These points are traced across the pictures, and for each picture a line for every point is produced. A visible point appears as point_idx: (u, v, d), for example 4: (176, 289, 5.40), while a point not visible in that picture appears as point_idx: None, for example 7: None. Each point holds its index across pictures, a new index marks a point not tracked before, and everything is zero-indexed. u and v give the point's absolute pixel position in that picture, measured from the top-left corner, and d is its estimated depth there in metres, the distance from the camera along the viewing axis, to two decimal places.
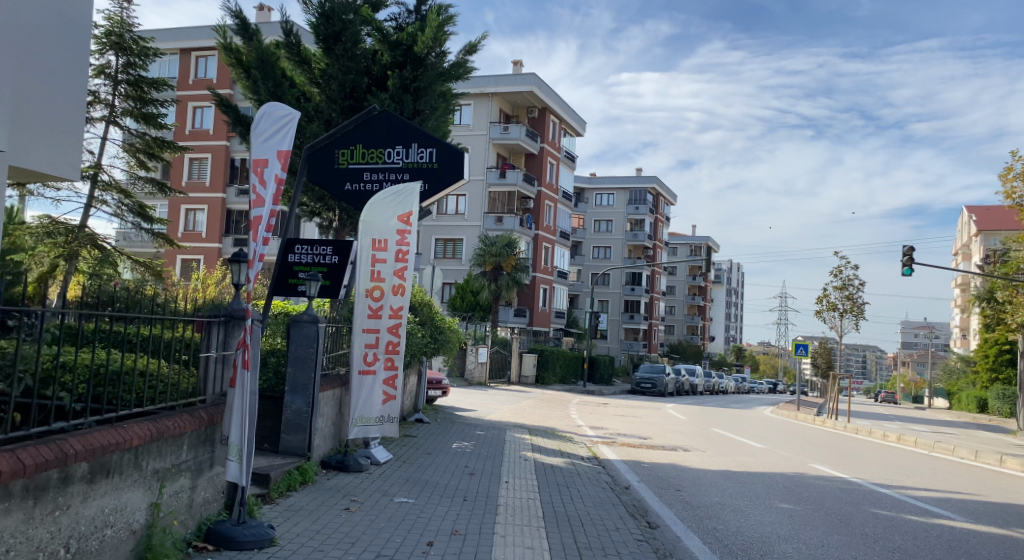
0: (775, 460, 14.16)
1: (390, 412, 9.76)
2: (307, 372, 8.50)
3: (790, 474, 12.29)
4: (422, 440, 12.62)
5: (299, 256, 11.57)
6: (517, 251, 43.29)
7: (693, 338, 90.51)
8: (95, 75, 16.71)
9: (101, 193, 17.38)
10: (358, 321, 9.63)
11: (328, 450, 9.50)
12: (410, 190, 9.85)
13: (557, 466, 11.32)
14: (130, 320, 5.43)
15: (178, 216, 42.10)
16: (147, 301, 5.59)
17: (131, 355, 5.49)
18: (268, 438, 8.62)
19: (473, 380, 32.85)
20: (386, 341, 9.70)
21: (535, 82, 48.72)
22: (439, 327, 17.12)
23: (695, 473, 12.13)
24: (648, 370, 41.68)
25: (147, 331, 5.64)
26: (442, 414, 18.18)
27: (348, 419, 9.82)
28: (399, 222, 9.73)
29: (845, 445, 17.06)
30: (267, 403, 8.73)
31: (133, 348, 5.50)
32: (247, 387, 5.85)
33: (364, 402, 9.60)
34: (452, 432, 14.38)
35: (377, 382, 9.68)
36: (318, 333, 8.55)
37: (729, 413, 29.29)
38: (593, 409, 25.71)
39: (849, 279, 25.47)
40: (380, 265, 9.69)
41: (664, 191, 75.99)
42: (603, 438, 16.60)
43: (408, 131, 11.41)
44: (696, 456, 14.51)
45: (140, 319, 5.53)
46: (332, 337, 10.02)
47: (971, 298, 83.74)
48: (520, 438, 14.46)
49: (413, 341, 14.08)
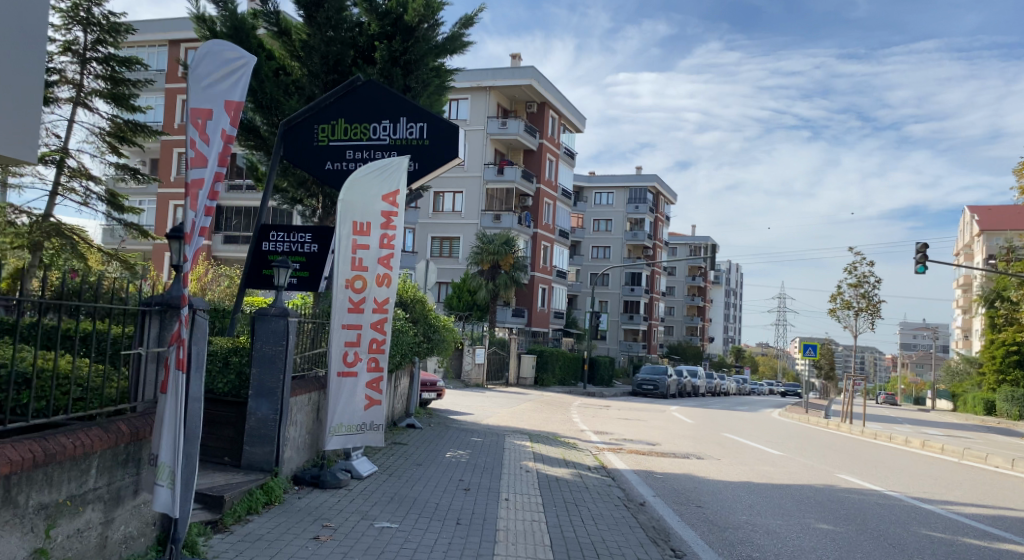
0: (797, 470, 13.01)
1: (374, 419, 8.58)
2: (276, 375, 7.28)
3: (819, 487, 11.13)
4: (412, 448, 11.45)
5: (275, 244, 10.42)
6: (515, 249, 42.04)
7: (692, 339, 89.43)
8: (60, 52, 15.49)
9: (69, 179, 16.13)
10: (337, 315, 8.33)
11: (303, 462, 8.30)
12: (396, 165, 8.67)
13: (562, 479, 10.13)
14: (67, 315, 4.45)
15: (167, 213, 40.81)
16: (86, 290, 4.60)
17: (49, 353, 4.42)
18: (230, 451, 7.38)
19: (469, 381, 31.66)
20: (370, 338, 8.47)
21: (533, 75, 47.62)
22: (432, 325, 15.94)
23: (715, 486, 10.96)
24: (650, 371, 40.48)
25: (79, 327, 4.57)
26: (436, 418, 16.95)
27: (325, 426, 8.61)
28: (385, 203, 8.55)
29: (867, 452, 15.95)
30: (228, 409, 7.47)
31: (53, 345, 4.43)
32: (180, 391, 4.66)
33: (343, 407, 8.35)
34: (446, 439, 13.19)
35: (360, 385, 8.45)
36: (289, 327, 7.36)
37: (735, 416, 28.18)
38: (595, 412, 24.51)
39: (863, 276, 24.32)
40: (362, 251, 8.42)
41: (664, 190, 74.87)
42: (609, 445, 15.39)
43: (396, 104, 10.20)
44: (712, 464, 13.36)
45: (74, 310, 4.49)
46: (308, 335, 8.84)
47: (973, 299, 82.74)
48: (521, 444, 13.26)
49: (403, 339, 12.88)
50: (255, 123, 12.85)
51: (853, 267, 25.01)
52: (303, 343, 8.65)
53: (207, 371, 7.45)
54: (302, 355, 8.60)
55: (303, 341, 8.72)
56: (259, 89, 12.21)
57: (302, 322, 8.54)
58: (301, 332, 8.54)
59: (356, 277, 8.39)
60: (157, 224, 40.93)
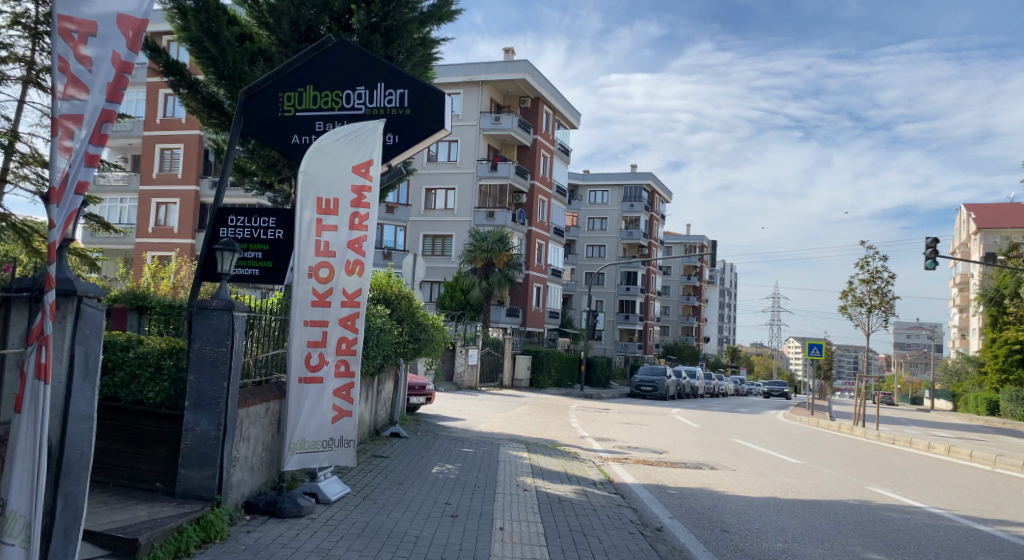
0: (824, 482, 11.76)
1: (342, 434, 7.24)
2: (217, 384, 5.96)
3: (855, 505, 9.89)
4: (393, 464, 10.05)
5: (232, 230, 9.09)
6: (509, 246, 40.69)
7: (688, 339, 88.22)
8: (6, 25, 13.99)
9: (19, 166, 14.63)
10: (298, 310, 6.96)
11: (259, 485, 6.97)
12: (370, 131, 7.35)
13: (565, 499, 8.86)
14: None
15: (149, 210, 40.15)
16: None
17: None
18: (162, 475, 6.00)
19: (462, 384, 30.28)
20: (339, 338, 7.15)
21: (527, 69, 46.32)
22: (420, 323, 14.69)
23: (738, 504, 9.70)
24: (648, 371, 39.16)
25: None
26: (425, 425, 15.66)
27: (284, 442, 7.24)
28: (357, 177, 7.22)
29: (892, 461, 14.72)
30: (160, 424, 6.06)
31: None
32: (40, 407, 3.55)
33: (304, 419, 6.99)
34: (434, 450, 11.87)
35: (326, 394, 7.11)
36: (235, 325, 6.06)
37: (741, 418, 26.97)
38: (595, 416, 23.22)
39: (875, 271, 23.04)
40: (328, 234, 7.07)
41: (659, 188, 73.75)
42: (613, 454, 14.10)
43: (372, 68, 8.96)
44: (729, 476, 12.12)
45: None
46: (267, 333, 7.48)
47: (970, 297, 81.57)
48: (517, 456, 11.92)
49: (384, 339, 11.56)
50: (219, 99, 11.50)
51: (865, 262, 23.75)
52: (257, 343, 7.27)
53: (137, 378, 6.07)
54: (256, 357, 7.23)
55: (260, 341, 7.34)
56: (221, 57, 10.84)
57: (257, 319, 7.18)
58: (254, 329, 7.18)
59: (322, 263, 7.04)
60: (140, 222, 40.32)
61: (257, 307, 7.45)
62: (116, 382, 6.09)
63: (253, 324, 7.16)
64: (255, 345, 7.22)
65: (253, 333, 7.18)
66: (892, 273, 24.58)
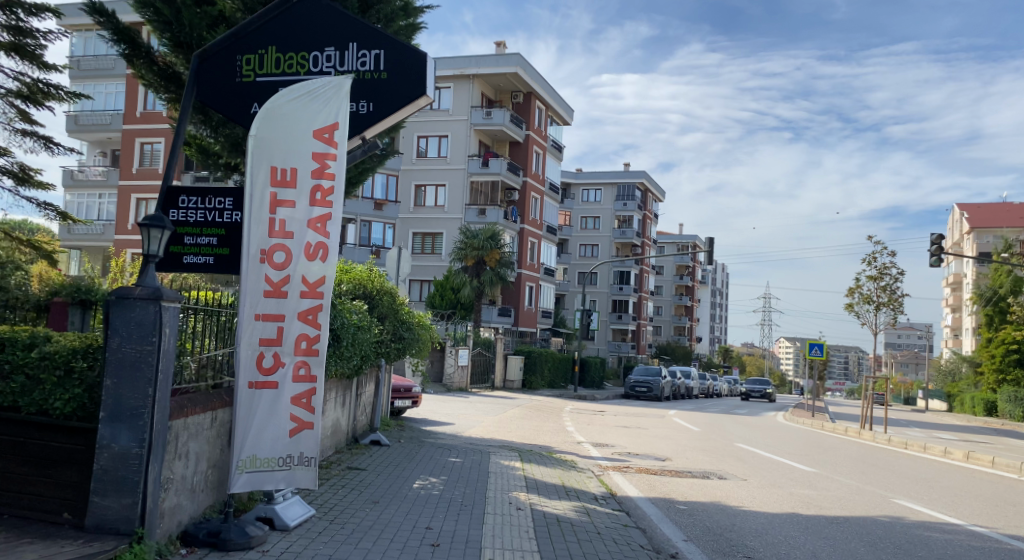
0: (844, 493, 10.71)
1: (302, 450, 6.08)
2: (139, 391, 4.83)
3: (889, 523, 8.81)
4: (371, 480, 8.91)
5: (184, 212, 8.01)
6: (501, 244, 39.62)
7: (681, 339, 87.21)
8: None
9: None
10: (247, 302, 5.86)
11: (201, 510, 5.87)
12: (333, 88, 6.24)
13: (564, 519, 7.76)
14: None
15: (129, 206, 38.81)
16: None
17: None
18: (70, 504, 4.90)
19: (452, 386, 29.11)
20: (298, 335, 6.03)
21: (520, 63, 45.25)
22: (404, 321, 13.59)
23: (758, 522, 8.61)
24: (643, 372, 38.09)
25: None
26: (409, 430, 14.50)
27: (228, 458, 6.10)
28: (318, 142, 6.10)
29: (907, 467, 13.75)
30: (71, 441, 4.94)
31: None
32: None
33: (256, 433, 5.87)
34: (420, 460, 10.77)
35: (282, 401, 5.97)
36: (164, 318, 4.94)
37: (739, 420, 26.01)
38: (590, 419, 22.14)
39: (883, 268, 22.02)
40: (284, 211, 5.97)
41: (652, 186, 72.85)
42: (612, 462, 13.00)
43: (341, 26, 7.86)
44: (741, 487, 11.04)
45: None
46: (216, 330, 6.38)
47: (964, 295, 80.87)
48: (509, 466, 10.76)
49: (363, 338, 10.49)
50: (178, 71, 10.38)
51: (872, 258, 22.74)
52: (204, 342, 6.16)
53: (42, 385, 4.94)
54: (203, 359, 6.12)
55: (208, 339, 6.23)
56: (177, 20, 9.73)
57: (197, 310, 6.03)
58: (198, 325, 6.04)
59: (277, 243, 5.94)
60: (118, 219, 38.94)
61: (200, 298, 6.31)
62: (15, 388, 4.97)
63: (197, 319, 6.04)
64: (201, 344, 6.12)
65: (199, 329, 6.08)
66: (903, 272, 23.48)
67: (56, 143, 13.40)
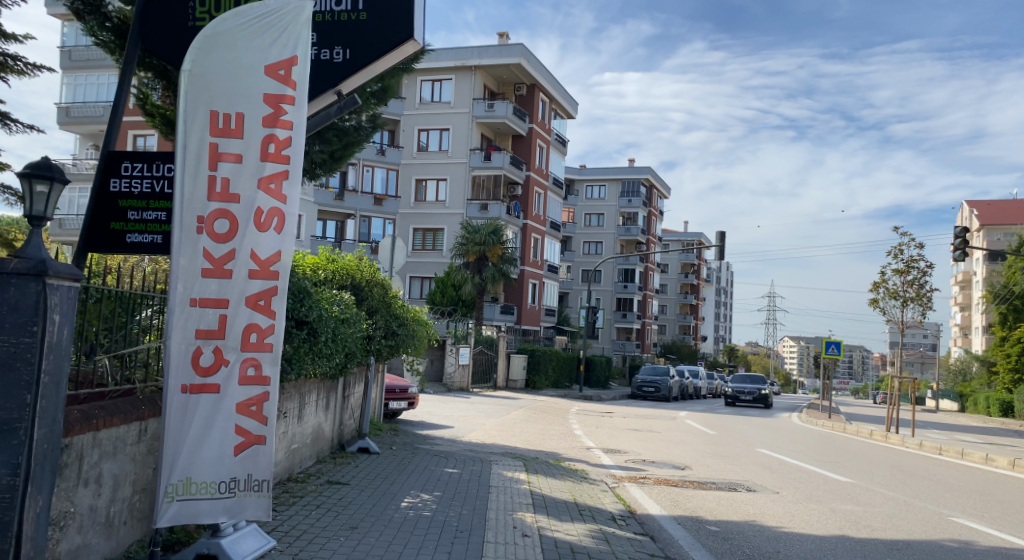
0: (894, 510, 9.38)
1: (250, 472, 4.78)
2: (14, 400, 3.58)
3: (957, 550, 7.47)
4: (351, 498, 7.64)
5: (127, 181, 6.83)
6: (503, 239, 38.32)
7: (686, 338, 85.95)
8: None
9: None
10: (179, 284, 4.60)
11: (121, 549, 4.61)
12: (289, 13, 4.94)
13: (579, 549, 6.41)
14: None
15: None
16: None
17: None
18: None
19: (452, 386, 27.84)
20: (247, 325, 4.75)
21: (523, 54, 43.84)
22: (397, 317, 12.29)
23: (805, 549, 7.29)
24: (650, 371, 36.84)
25: None
26: (404, 435, 13.20)
27: (154, 477, 4.83)
28: (271, 81, 4.81)
29: (950, 476, 12.44)
30: None
31: None
32: None
33: (192, 451, 4.60)
34: (413, 472, 9.48)
35: (224, 409, 4.68)
36: (51, 300, 3.67)
37: (755, 421, 24.70)
38: (597, 421, 20.83)
39: (910, 261, 20.73)
40: (227, 166, 4.69)
41: (658, 182, 71.55)
42: (626, 472, 11.67)
43: None
44: (776, 502, 9.71)
45: None
46: (137, 316, 5.13)
47: (974, 294, 79.21)
48: (513, 479, 9.44)
49: (347, 334, 9.20)
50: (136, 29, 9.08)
51: (898, 251, 21.47)
52: (122, 331, 4.91)
53: None
54: (121, 354, 4.87)
55: (129, 328, 5.00)
56: None
57: (112, 296, 4.79)
58: (113, 312, 4.80)
59: (218, 208, 4.67)
60: None
61: (122, 278, 5.08)
62: None
63: (112, 303, 4.82)
64: (118, 338, 4.91)
65: (115, 315, 4.87)
66: (934, 265, 22.27)
67: (17, 118, 12.21)
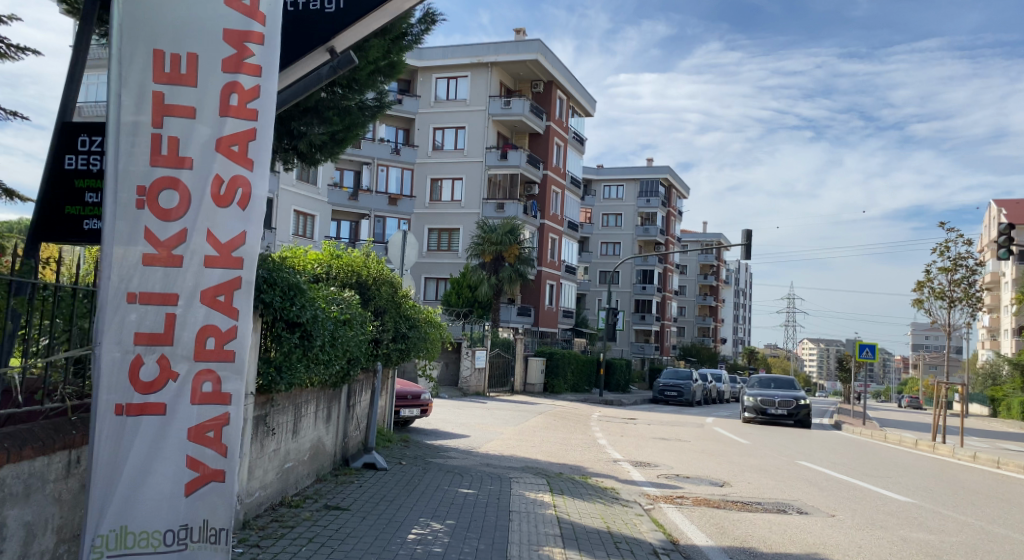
0: (973, 539, 8.15)
1: (207, 518, 3.67)
2: None
3: None
4: (352, 528, 6.53)
5: (83, 159, 5.78)
6: (520, 238, 37.25)
7: (706, 340, 84.61)
8: None
9: None
10: (110, 274, 3.54)
11: None
12: None
13: None
14: None
15: None
16: None
17: None
18: None
19: (469, 390, 26.78)
20: (201, 328, 3.68)
21: (540, 49, 42.74)
22: (408, 318, 11.26)
23: None
24: (672, 375, 35.68)
25: None
26: (415, 447, 12.09)
27: (80, 524, 3.77)
28: (234, 12, 3.76)
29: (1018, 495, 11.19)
30: None
31: None
32: None
33: (130, 488, 3.54)
34: (424, 493, 8.39)
35: (173, 436, 3.61)
36: None
37: (786, 429, 23.45)
38: (622, 429, 19.69)
39: (957, 259, 19.45)
40: (174, 122, 3.65)
41: (676, 182, 70.29)
42: (660, 489, 10.52)
43: None
44: (834, 528, 8.51)
45: None
46: (61, 321, 4.10)
47: (1003, 296, 77.04)
48: (537, 501, 8.33)
49: (348, 336, 8.13)
50: None
51: (943, 248, 20.23)
52: (37, 339, 3.89)
53: None
54: (38, 371, 3.84)
55: (49, 334, 3.98)
56: None
57: (24, 293, 3.76)
58: (26, 315, 3.78)
59: (163, 175, 3.63)
60: None
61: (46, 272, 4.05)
62: None
63: (23, 300, 3.78)
64: (33, 346, 3.87)
65: (28, 316, 3.83)
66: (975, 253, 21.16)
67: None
